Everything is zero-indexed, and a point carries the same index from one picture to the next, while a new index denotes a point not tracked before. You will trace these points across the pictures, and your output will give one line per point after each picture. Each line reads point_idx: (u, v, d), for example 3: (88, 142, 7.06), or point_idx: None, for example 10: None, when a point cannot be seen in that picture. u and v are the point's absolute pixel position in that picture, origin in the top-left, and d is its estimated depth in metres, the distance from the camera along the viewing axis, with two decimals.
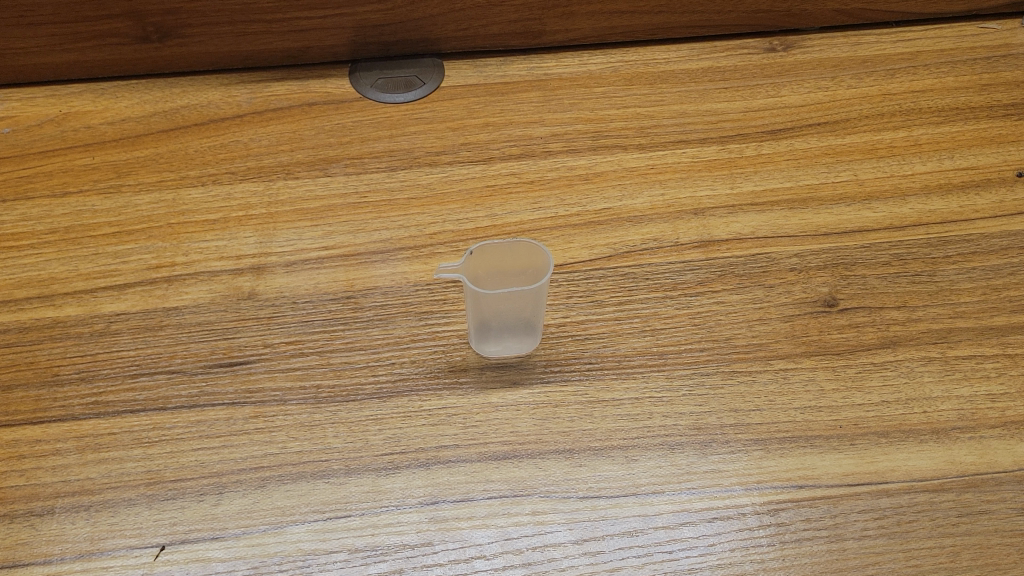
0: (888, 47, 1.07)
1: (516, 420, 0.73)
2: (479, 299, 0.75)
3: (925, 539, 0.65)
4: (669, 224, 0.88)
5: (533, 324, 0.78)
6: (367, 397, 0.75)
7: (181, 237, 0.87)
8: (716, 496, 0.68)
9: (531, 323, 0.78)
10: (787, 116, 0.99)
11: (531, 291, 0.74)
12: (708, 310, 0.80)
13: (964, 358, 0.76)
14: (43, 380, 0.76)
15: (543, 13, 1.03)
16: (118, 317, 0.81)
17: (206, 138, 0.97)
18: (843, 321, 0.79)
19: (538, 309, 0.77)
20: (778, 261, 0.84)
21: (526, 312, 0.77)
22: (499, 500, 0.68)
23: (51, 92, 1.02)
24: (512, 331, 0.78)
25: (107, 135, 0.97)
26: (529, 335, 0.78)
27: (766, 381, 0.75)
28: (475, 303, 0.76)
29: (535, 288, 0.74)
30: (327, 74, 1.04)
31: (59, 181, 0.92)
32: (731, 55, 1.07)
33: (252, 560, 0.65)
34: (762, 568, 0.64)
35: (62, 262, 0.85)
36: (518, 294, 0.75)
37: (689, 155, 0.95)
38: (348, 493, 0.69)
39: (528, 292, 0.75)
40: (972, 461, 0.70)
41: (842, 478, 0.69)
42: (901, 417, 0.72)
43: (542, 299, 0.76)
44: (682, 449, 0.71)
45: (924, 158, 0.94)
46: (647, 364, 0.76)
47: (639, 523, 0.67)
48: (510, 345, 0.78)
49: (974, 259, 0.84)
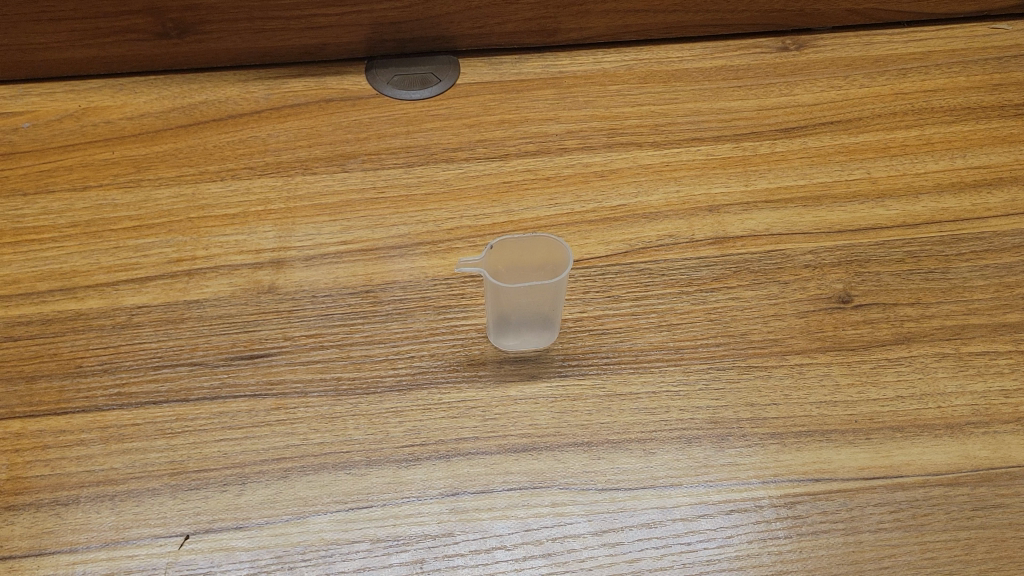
0: (900, 46, 1.08)
1: (534, 413, 0.74)
2: (501, 292, 0.76)
3: (941, 531, 0.66)
4: (684, 221, 0.89)
5: (551, 318, 0.79)
6: (387, 389, 0.76)
7: (201, 231, 0.88)
8: (734, 488, 0.69)
9: (550, 317, 0.79)
10: (800, 115, 1.00)
11: (552, 283, 0.75)
12: (724, 305, 0.81)
13: (978, 355, 0.77)
14: (66, 371, 0.77)
15: (558, 11, 1.04)
16: (140, 309, 0.81)
17: (224, 134, 0.98)
18: (857, 317, 0.80)
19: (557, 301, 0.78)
20: (792, 258, 0.85)
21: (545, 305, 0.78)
22: (518, 492, 0.69)
23: (70, 87, 1.02)
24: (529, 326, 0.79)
25: (126, 130, 0.98)
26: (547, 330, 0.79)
27: (782, 376, 0.76)
28: (496, 296, 0.77)
29: (557, 280, 0.75)
30: (343, 71, 1.05)
31: (79, 175, 0.93)
32: (744, 54, 1.07)
33: (276, 549, 0.66)
34: (779, 560, 0.65)
35: (82, 255, 0.86)
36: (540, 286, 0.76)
37: (703, 153, 0.95)
38: (369, 484, 0.69)
39: (549, 284, 0.75)
40: (986, 455, 0.71)
41: (859, 472, 0.70)
42: (916, 412, 0.73)
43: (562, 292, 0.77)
44: (699, 443, 0.72)
45: (936, 157, 0.95)
46: (663, 359, 0.77)
47: (657, 515, 0.68)
48: (528, 339, 0.79)
49: (987, 256, 0.85)
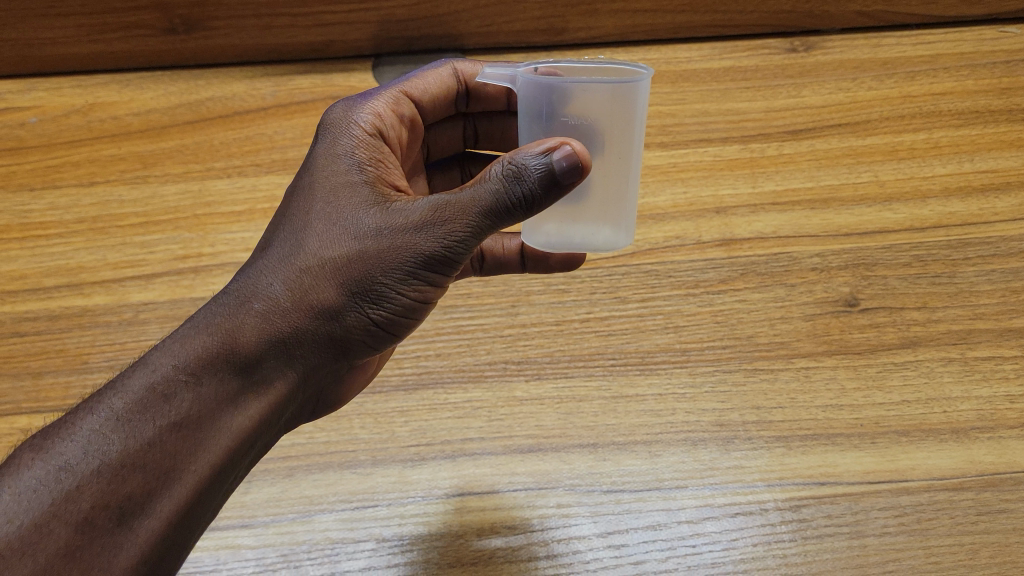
0: (908, 49, 1.12)
1: (540, 414, 0.74)
2: (530, 108, 0.63)
3: (946, 536, 0.64)
4: (692, 223, 0.90)
5: (611, 202, 0.64)
6: (394, 389, 0.77)
7: (207, 228, 0.88)
8: (739, 491, 0.68)
9: (615, 205, 0.64)
10: (809, 117, 1.02)
11: (606, 94, 0.60)
12: (731, 308, 0.81)
13: (984, 359, 0.76)
14: (72, 367, 0.75)
15: (566, 10, 1.09)
16: (146, 306, 0.80)
17: (230, 130, 1.00)
18: (864, 320, 0.80)
19: (622, 160, 0.63)
20: (800, 261, 0.85)
21: (601, 163, 0.63)
22: (523, 492, 0.68)
23: (81, 85, 1.08)
24: (571, 201, 0.64)
25: (133, 125, 1.02)
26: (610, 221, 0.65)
27: (788, 379, 0.75)
28: (525, 116, 0.64)
29: (613, 85, 0.60)
30: (351, 68, 1.09)
31: (86, 171, 0.96)
32: (753, 55, 1.12)
33: (281, 548, 0.65)
34: (784, 563, 0.63)
35: (90, 251, 0.86)
36: (583, 100, 0.61)
37: (711, 155, 0.98)
38: (374, 483, 0.69)
39: (599, 95, 0.60)
40: (992, 460, 0.69)
41: (864, 476, 0.68)
42: (922, 417, 0.72)
43: (624, 135, 0.62)
44: (705, 445, 0.71)
45: (944, 160, 0.95)
46: (670, 361, 0.77)
47: (662, 517, 0.66)
48: (565, 229, 0.65)
49: (994, 261, 0.84)
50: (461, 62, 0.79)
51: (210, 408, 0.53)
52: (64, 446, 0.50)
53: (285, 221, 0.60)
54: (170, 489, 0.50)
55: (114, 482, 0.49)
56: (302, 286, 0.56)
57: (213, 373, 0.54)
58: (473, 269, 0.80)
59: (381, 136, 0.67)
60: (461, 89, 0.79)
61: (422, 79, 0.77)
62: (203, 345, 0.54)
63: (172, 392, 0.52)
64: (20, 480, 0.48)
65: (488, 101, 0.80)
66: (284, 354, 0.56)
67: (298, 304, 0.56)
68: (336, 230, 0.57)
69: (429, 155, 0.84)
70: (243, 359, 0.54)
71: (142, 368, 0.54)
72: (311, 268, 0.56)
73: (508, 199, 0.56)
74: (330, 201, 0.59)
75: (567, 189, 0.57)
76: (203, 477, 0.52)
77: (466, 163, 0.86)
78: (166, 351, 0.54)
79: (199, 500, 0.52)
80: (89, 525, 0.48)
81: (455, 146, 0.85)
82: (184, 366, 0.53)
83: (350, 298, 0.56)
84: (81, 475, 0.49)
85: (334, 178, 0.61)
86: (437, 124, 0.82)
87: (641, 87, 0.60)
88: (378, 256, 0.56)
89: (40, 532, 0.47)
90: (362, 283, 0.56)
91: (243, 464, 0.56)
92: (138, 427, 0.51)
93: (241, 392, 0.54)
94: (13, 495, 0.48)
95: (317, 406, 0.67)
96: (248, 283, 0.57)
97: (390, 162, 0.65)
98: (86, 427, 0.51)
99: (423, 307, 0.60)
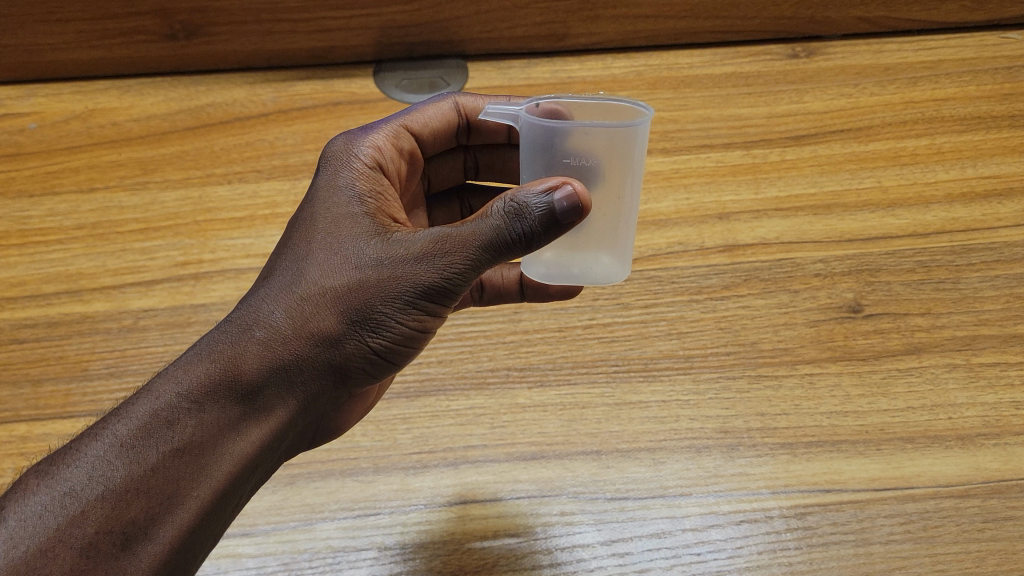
0: (910, 55, 1.12)
1: (543, 421, 0.73)
2: (530, 143, 0.63)
3: (951, 544, 0.63)
4: (694, 229, 0.90)
5: (611, 231, 0.64)
6: (395, 396, 0.76)
7: (208, 234, 0.87)
8: (744, 499, 0.67)
9: (614, 234, 0.64)
10: (811, 122, 1.02)
11: (605, 134, 0.60)
12: (733, 314, 0.81)
13: (988, 366, 0.76)
14: (72, 374, 0.75)
15: (568, 16, 1.09)
16: (146, 313, 0.80)
17: (231, 136, 1.00)
18: (868, 327, 0.79)
19: (622, 193, 0.63)
20: (803, 267, 0.85)
21: (599, 197, 0.63)
22: (526, 500, 0.68)
23: (81, 91, 1.08)
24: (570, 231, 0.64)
25: (133, 131, 1.02)
26: (608, 249, 0.65)
27: (792, 386, 0.75)
28: (525, 151, 0.64)
29: (614, 127, 0.59)
30: (352, 74, 1.09)
31: (87, 177, 0.95)
32: (755, 61, 1.12)
33: (283, 556, 0.65)
34: (790, 572, 0.62)
35: (90, 258, 0.86)
36: (584, 139, 0.60)
37: (714, 160, 0.98)
38: (376, 491, 0.69)
39: (598, 135, 0.60)
40: (997, 467, 0.68)
41: (869, 483, 0.67)
42: (926, 424, 0.71)
43: (625, 171, 0.62)
44: (709, 452, 0.70)
45: (947, 166, 0.95)
46: (673, 367, 0.77)
47: (666, 525, 0.66)
48: (565, 258, 0.65)
49: (998, 267, 0.84)
50: (463, 96, 0.78)
51: (212, 435, 0.52)
52: (69, 471, 0.50)
53: (286, 250, 0.60)
54: (174, 516, 0.50)
55: (118, 506, 0.49)
56: (304, 314, 0.55)
57: (215, 401, 0.53)
58: (473, 299, 0.80)
59: (381, 169, 0.66)
60: (462, 123, 0.78)
61: (424, 113, 0.76)
62: (206, 372, 0.53)
63: (176, 418, 0.52)
64: (25, 506, 0.48)
65: (488, 135, 0.80)
66: (284, 381, 0.55)
67: (300, 331, 0.55)
68: (337, 258, 0.57)
69: (429, 186, 0.84)
70: (245, 387, 0.54)
71: (146, 395, 0.53)
72: (312, 296, 0.56)
73: (509, 229, 0.56)
74: (330, 230, 0.59)
75: (565, 229, 0.57)
76: (205, 502, 0.51)
77: (467, 195, 0.86)
78: (169, 378, 0.53)
79: (202, 525, 0.51)
80: (94, 549, 0.47)
81: (455, 177, 0.84)
82: (186, 393, 0.53)
83: (350, 326, 0.56)
84: (86, 500, 0.48)
85: (335, 210, 0.60)
86: (437, 156, 0.82)
87: (640, 128, 0.60)
88: (378, 286, 0.56)
89: (47, 556, 0.46)
90: (363, 311, 0.56)
91: (245, 490, 0.55)
92: (143, 453, 0.50)
93: (243, 419, 0.54)
94: (19, 520, 0.47)
95: (315, 435, 0.66)
96: (250, 310, 0.56)
97: (389, 196, 0.65)
98: (90, 453, 0.50)
99: (422, 335, 0.59)
